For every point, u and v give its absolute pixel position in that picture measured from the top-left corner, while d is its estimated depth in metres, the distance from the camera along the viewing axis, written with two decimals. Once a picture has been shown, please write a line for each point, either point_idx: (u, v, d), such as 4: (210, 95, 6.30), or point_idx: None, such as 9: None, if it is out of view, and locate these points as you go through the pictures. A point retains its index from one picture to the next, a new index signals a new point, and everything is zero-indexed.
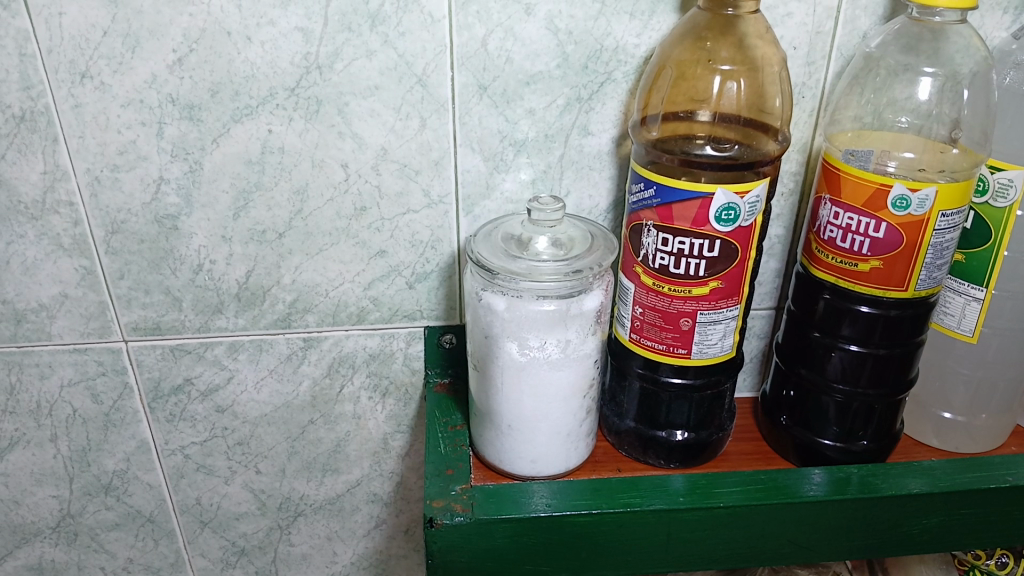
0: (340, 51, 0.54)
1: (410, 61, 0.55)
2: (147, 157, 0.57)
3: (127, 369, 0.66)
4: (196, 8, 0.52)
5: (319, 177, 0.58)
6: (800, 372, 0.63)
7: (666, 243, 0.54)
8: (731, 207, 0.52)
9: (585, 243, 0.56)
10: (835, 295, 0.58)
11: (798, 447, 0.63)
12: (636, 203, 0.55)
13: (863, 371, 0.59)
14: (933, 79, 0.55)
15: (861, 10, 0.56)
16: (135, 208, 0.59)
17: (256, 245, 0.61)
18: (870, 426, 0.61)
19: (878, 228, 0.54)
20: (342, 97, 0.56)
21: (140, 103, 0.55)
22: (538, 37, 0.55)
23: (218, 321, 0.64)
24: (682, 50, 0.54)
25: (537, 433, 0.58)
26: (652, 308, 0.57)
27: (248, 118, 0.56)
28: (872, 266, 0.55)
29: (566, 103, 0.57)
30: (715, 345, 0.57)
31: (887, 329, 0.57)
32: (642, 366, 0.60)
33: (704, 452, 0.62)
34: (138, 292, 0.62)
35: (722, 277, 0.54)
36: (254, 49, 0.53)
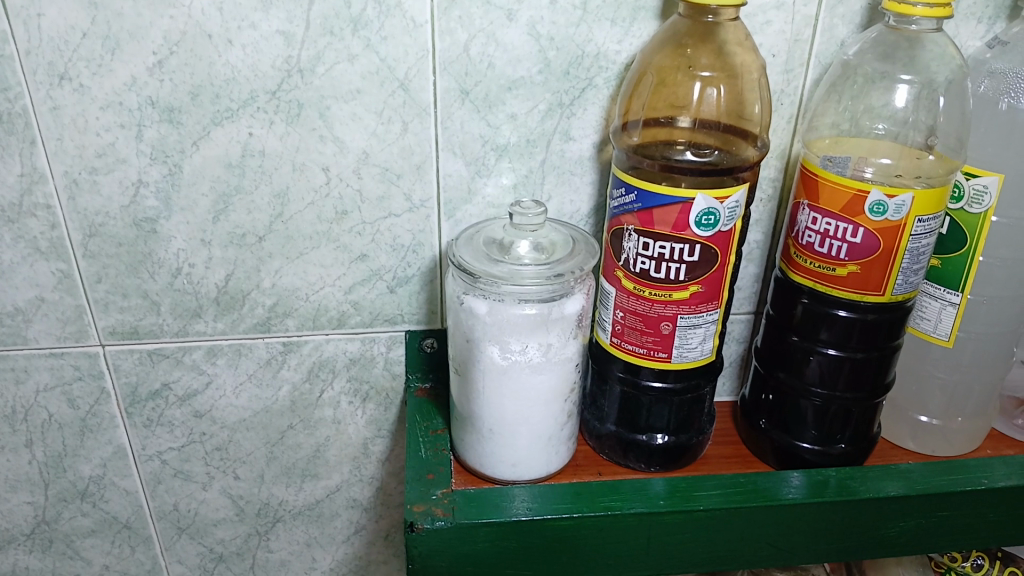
0: (322, 54, 0.54)
1: (392, 66, 0.55)
2: (126, 160, 0.56)
3: (104, 374, 0.65)
4: (176, 10, 0.52)
5: (300, 181, 0.58)
6: (779, 376, 0.63)
7: (647, 247, 0.54)
8: (711, 211, 0.52)
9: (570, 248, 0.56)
10: (813, 300, 0.59)
11: (777, 450, 0.64)
12: (617, 208, 0.55)
13: (840, 375, 0.60)
14: (910, 86, 0.56)
15: (838, 18, 0.57)
16: (113, 211, 0.58)
17: (236, 248, 0.60)
18: (848, 429, 0.62)
19: (856, 233, 0.54)
20: (324, 101, 0.55)
21: (119, 105, 0.54)
22: (521, 42, 0.55)
23: (197, 326, 0.63)
24: (662, 57, 0.54)
25: (518, 437, 0.58)
26: (633, 312, 0.57)
27: (229, 121, 0.55)
28: (848, 271, 0.56)
29: (548, 109, 0.58)
30: (695, 349, 0.58)
31: (864, 333, 0.58)
32: (623, 370, 0.60)
33: (683, 456, 0.63)
34: (116, 295, 0.61)
35: (702, 281, 0.55)
36: (235, 52, 0.53)
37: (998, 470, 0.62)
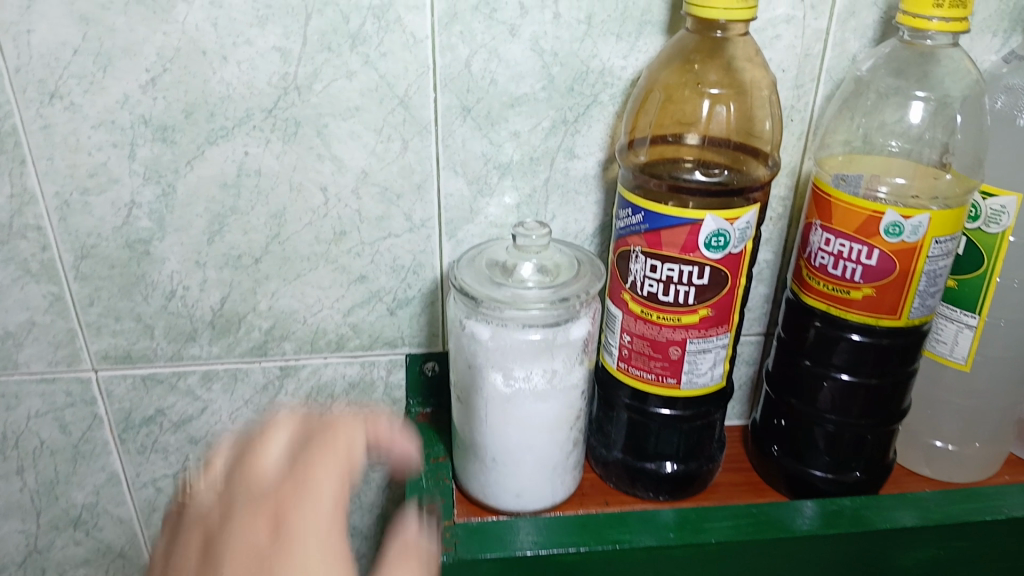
0: (319, 71, 0.52)
1: (391, 82, 0.53)
2: (119, 180, 0.55)
3: (97, 399, 0.63)
4: (170, 26, 0.50)
5: (297, 201, 0.57)
6: (791, 402, 0.61)
7: (655, 269, 0.52)
8: (721, 233, 0.50)
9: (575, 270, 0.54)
10: (826, 323, 0.57)
11: (789, 478, 0.62)
12: (623, 228, 0.54)
13: (854, 402, 0.58)
14: (925, 103, 0.54)
15: (850, 32, 0.55)
16: (106, 232, 0.56)
17: (231, 270, 0.59)
18: (863, 457, 0.60)
19: (871, 255, 0.52)
20: (321, 118, 0.54)
21: (112, 124, 0.53)
22: (523, 58, 0.53)
23: (192, 349, 0.62)
24: (670, 74, 0.53)
25: (522, 466, 0.56)
26: (640, 336, 0.55)
27: (224, 139, 0.54)
28: (862, 294, 0.54)
29: (552, 126, 0.56)
30: (705, 374, 0.56)
31: (879, 358, 0.56)
32: (631, 397, 0.58)
33: (693, 484, 0.61)
34: (109, 319, 0.60)
35: (712, 304, 0.53)
36: (230, 69, 0.52)
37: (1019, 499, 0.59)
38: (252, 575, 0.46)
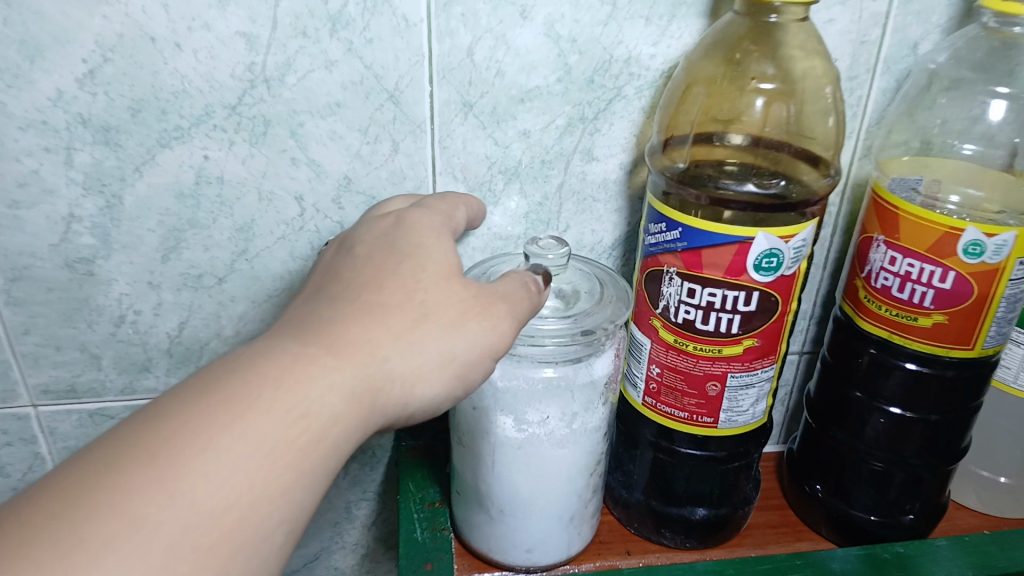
0: (292, 61, 0.44)
1: (379, 74, 0.45)
2: (53, 190, 0.46)
3: (38, 437, 0.55)
4: (110, 7, 0.41)
5: (267, 212, 0.48)
6: (837, 436, 0.54)
7: (693, 294, 0.45)
8: (774, 253, 0.43)
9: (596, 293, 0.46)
10: (881, 351, 0.50)
11: (833, 520, 0.55)
12: (653, 245, 0.46)
13: (911, 439, 0.51)
14: (1007, 99, 0.46)
15: (914, 16, 0.47)
16: (41, 251, 0.48)
17: (191, 292, 0.50)
18: (918, 498, 0.53)
19: (944, 278, 0.45)
20: (296, 116, 0.45)
21: (42, 125, 0.44)
22: (536, 45, 0.45)
23: (147, 381, 0.53)
24: (713, 64, 0.45)
25: (535, 519, 0.49)
26: (673, 368, 0.48)
27: (178, 142, 0.45)
28: (932, 321, 0.46)
29: (567, 124, 0.48)
30: (746, 412, 0.49)
31: (941, 392, 0.49)
32: (656, 434, 0.51)
33: (726, 529, 0.54)
34: (48, 348, 0.51)
35: (758, 334, 0.46)
36: (185, 58, 0.43)
37: None
38: (380, 272, 0.37)
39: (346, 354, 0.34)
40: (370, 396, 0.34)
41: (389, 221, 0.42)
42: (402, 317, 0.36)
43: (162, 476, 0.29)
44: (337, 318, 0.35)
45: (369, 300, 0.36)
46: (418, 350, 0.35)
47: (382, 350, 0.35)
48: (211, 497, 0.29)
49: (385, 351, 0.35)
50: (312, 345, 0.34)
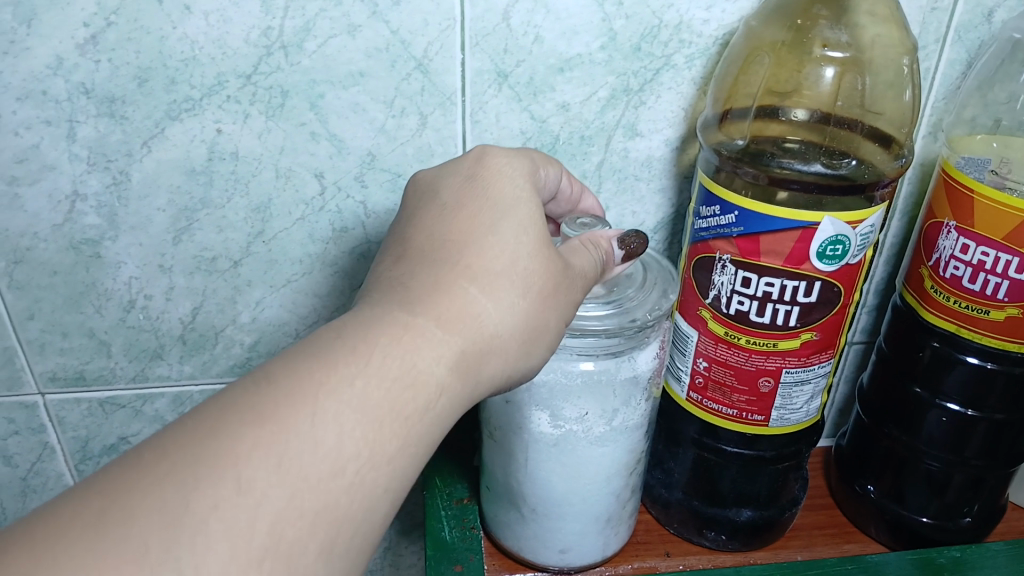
0: (311, 25, 0.40)
1: (406, 40, 0.41)
2: (55, 167, 0.43)
3: (46, 427, 0.52)
4: None
5: (285, 191, 0.45)
6: (891, 433, 0.50)
7: (748, 283, 0.41)
8: (839, 239, 0.39)
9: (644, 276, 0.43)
10: (945, 344, 0.46)
11: (885, 522, 0.52)
12: (705, 229, 0.42)
13: (973, 440, 0.47)
14: None
15: None
16: (43, 231, 0.44)
17: (204, 276, 0.47)
18: (978, 500, 0.50)
19: (1022, 268, 0.41)
20: (315, 87, 0.42)
21: (42, 95, 0.40)
22: (578, 8, 0.41)
23: (158, 369, 0.50)
24: (779, 30, 0.40)
25: (570, 520, 0.46)
26: (721, 363, 0.44)
27: (189, 114, 0.42)
28: (1006, 315, 0.42)
29: (609, 96, 0.44)
30: (799, 410, 0.45)
31: (1009, 390, 0.45)
32: (700, 431, 0.47)
33: (772, 532, 0.50)
34: (53, 335, 0.48)
35: (817, 327, 0.42)
36: (194, 22, 0.39)
37: None
38: (472, 220, 0.33)
39: (449, 323, 0.30)
40: (469, 375, 0.31)
41: (464, 159, 0.37)
42: (512, 283, 0.32)
43: (263, 445, 0.25)
44: (436, 280, 0.31)
45: (466, 261, 0.32)
46: (520, 324, 0.32)
47: (484, 320, 0.31)
48: (321, 467, 0.26)
49: (490, 326, 0.31)
50: (419, 315, 0.30)
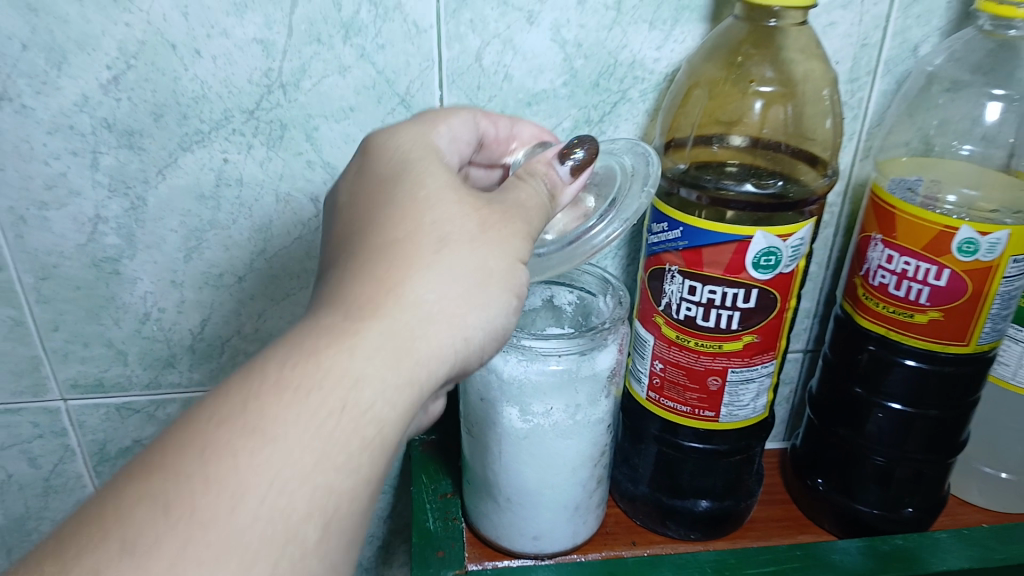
0: (307, 66, 0.45)
1: (391, 78, 0.46)
2: (80, 192, 0.48)
3: (67, 430, 0.57)
4: (133, 16, 0.43)
5: (284, 213, 0.50)
6: (838, 432, 0.55)
7: (694, 291, 0.46)
8: (772, 251, 0.44)
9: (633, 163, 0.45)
10: (881, 347, 0.50)
11: (835, 514, 0.56)
12: (656, 243, 0.47)
13: (911, 434, 0.52)
14: (1002, 102, 0.47)
15: (913, 19, 0.48)
16: (68, 250, 0.50)
17: (212, 290, 0.52)
18: (918, 492, 0.54)
19: (939, 275, 0.46)
20: (311, 120, 0.47)
21: (69, 129, 0.46)
22: (542, 49, 0.46)
23: (170, 376, 0.55)
24: (714, 67, 0.46)
25: (541, 508, 0.50)
26: (675, 364, 0.49)
27: (199, 145, 0.47)
28: (928, 318, 0.47)
29: (573, 126, 0.49)
30: (747, 406, 0.50)
31: (941, 388, 0.50)
32: (660, 428, 0.52)
33: (728, 523, 0.55)
34: (76, 345, 0.53)
35: (757, 330, 0.47)
36: (204, 64, 0.45)
37: None
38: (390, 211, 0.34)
39: (368, 302, 0.31)
40: (420, 337, 0.31)
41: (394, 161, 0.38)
42: (433, 247, 0.33)
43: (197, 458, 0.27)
44: (353, 274, 0.32)
45: (381, 243, 0.33)
46: (458, 281, 0.32)
47: (412, 289, 0.32)
48: (258, 467, 0.27)
49: (421, 292, 0.32)
50: (339, 310, 0.31)
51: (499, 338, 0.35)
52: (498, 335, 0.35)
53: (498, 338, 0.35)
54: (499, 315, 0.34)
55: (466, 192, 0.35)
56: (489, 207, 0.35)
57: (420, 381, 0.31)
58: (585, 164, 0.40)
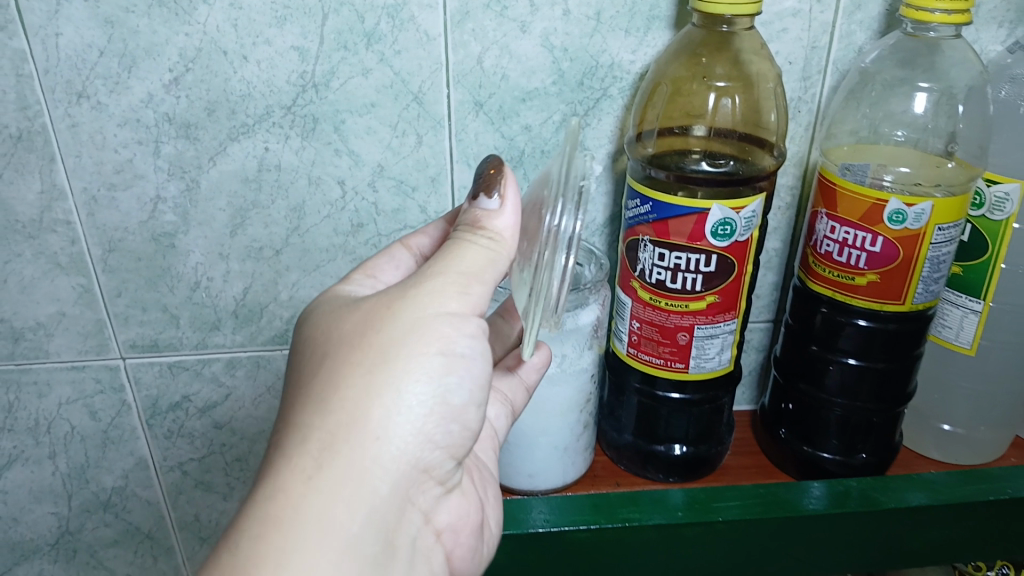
0: (336, 69, 0.54)
1: (406, 79, 0.55)
2: (144, 176, 0.57)
3: (126, 386, 0.66)
4: (192, 27, 0.52)
5: (316, 195, 0.58)
6: (798, 386, 0.62)
7: (663, 258, 0.54)
8: (727, 221, 0.52)
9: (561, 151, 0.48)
10: (832, 309, 0.58)
11: (797, 460, 0.64)
12: (632, 218, 0.55)
13: (862, 385, 0.59)
14: (928, 93, 0.55)
15: (856, 24, 0.56)
16: (132, 226, 0.59)
17: (254, 262, 0.61)
18: (870, 439, 0.61)
19: (875, 242, 0.54)
20: (339, 115, 0.56)
21: (136, 122, 0.55)
22: (534, 53, 0.55)
23: (216, 338, 0.64)
24: (676, 66, 0.54)
25: (535, 448, 0.60)
26: (650, 322, 0.57)
27: (245, 136, 0.56)
28: (867, 280, 0.55)
29: (562, 119, 0.57)
30: (713, 359, 0.57)
31: (885, 343, 0.57)
32: (641, 380, 0.60)
33: (703, 466, 0.63)
34: (136, 309, 0.62)
35: (718, 291, 0.55)
36: (250, 67, 0.53)
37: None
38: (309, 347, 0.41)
39: (295, 437, 0.37)
40: (348, 435, 0.37)
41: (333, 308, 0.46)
42: (334, 367, 0.39)
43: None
44: (283, 419, 0.39)
45: (301, 388, 0.40)
46: (364, 377, 0.38)
47: (329, 403, 0.38)
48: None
49: (335, 397, 0.38)
50: (277, 447, 0.38)
51: (447, 392, 0.40)
52: (442, 387, 0.40)
53: (445, 391, 0.40)
54: (427, 374, 0.39)
55: (357, 307, 0.41)
56: (382, 306, 0.40)
57: (370, 465, 0.37)
58: (502, 184, 0.42)
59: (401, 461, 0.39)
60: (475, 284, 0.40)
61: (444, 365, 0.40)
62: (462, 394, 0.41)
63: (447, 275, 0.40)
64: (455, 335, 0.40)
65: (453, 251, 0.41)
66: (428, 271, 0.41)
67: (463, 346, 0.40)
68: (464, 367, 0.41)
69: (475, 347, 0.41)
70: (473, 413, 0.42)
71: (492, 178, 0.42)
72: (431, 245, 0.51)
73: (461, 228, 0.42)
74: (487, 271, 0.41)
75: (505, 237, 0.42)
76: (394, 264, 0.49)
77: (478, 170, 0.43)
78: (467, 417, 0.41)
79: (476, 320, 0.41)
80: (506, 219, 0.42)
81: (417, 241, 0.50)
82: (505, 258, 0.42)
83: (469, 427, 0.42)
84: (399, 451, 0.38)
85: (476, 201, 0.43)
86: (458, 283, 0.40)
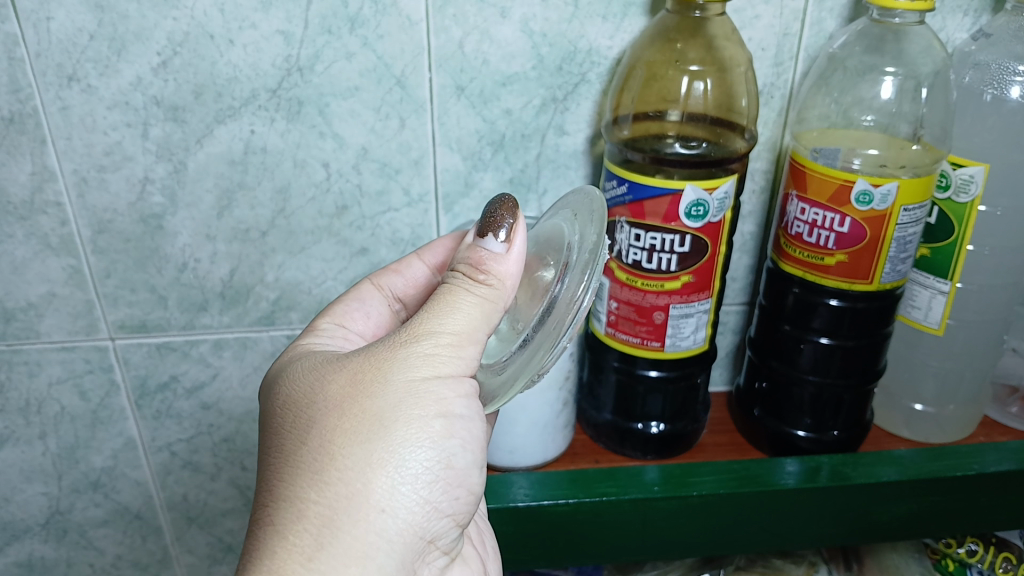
0: (320, 53, 0.55)
1: (389, 63, 0.56)
2: (133, 158, 0.58)
3: (114, 366, 0.67)
4: (180, 12, 0.53)
5: (300, 177, 0.60)
6: (772, 364, 0.64)
7: (639, 238, 0.55)
8: (700, 202, 0.53)
9: (577, 214, 0.47)
10: (804, 289, 0.60)
11: (771, 438, 0.65)
12: (609, 199, 0.57)
13: (833, 362, 0.61)
14: (894, 78, 0.56)
15: (826, 12, 0.58)
16: (121, 208, 0.60)
17: (240, 243, 0.62)
18: (841, 416, 0.63)
19: (843, 223, 0.55)
20: (323, 98, 0.57)
21: (126, 105, 0.56)
22: (513, 39, 0.56)
23: (203, 319, 0.66)
24: (651, 51, 0.56)
25: (516, 425, 0.62)
26: (627, 302, 0.58)
27: (231, 119, 0.57)
28: (836, 260, 0.57)
29: (542, 104, 0.59)
30: (688, 338, 0.59)
31: (854, 322, 0.59)
32: (620, 359, 0.61)
33: (679, 443, 0.65)
34: (125, 290, 0.63)
35: (693, 271, 0.56)
36: (236, 51, 0.55)
37: (990, 455, 0.63)
38: (294, 409, 0.41)
39: (291, 512, 0.37)
40: (351, 511, 0.37)
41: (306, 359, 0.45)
42: (326, 435, 0.39)
43: None
44: (273, 487, 0.38)
45: (287, 454, 0.39)
46: (362, 447, 0.38)
47: (325, 477, 0.38)
48: None
49: (332, 467, 0.38)
50: (270, 520, 0.37)
51: (448, 456, 0.40)
52: (443, 450, 0.40)
53: (447, 455, 0.40)
54: (427, 438, 0.39)
55: (342, 367, 0.41)
56: (370, 365, 0.40)
57: (374, 539, 0.37)
58: (509, 227, 0.42)
59: (406, 533, 0.39)
60: (474, 334, 0.41)
61: (445, 428, 0.40)
62: (464, 456, 0.41)
63: (447, 328, 0.40)
64: (452, 396, 0.40)
65: (446, 304, 0.40)
66: (423, 324, 0.40)
67: (462, 406, 0.40)
68: (465, 428, 0.41)
69: (472, 408, 0.41)
70: (475, 476, 0.42)
71: (499, 218, 0.42)
72: (402, 286, 0.56)
73: (459, 271, 0.42)
74: (486, 321, 0.41)
75: (508, 284, 0.41)
76: (363, 313, 0.53)
77: (487, 209, 0.42)
78: (470, 482, 0.42)
79: (469, 380, 0.41)
80: (509, 265, 0.41)
81: (386, 281, 0.55)
82: (499, 309, 0.41)
83: (472, 492, 0.42)
84: (403, 521, 0.39)
85: (481, 240, 0.42)
86: (456, 335, 0.40)
